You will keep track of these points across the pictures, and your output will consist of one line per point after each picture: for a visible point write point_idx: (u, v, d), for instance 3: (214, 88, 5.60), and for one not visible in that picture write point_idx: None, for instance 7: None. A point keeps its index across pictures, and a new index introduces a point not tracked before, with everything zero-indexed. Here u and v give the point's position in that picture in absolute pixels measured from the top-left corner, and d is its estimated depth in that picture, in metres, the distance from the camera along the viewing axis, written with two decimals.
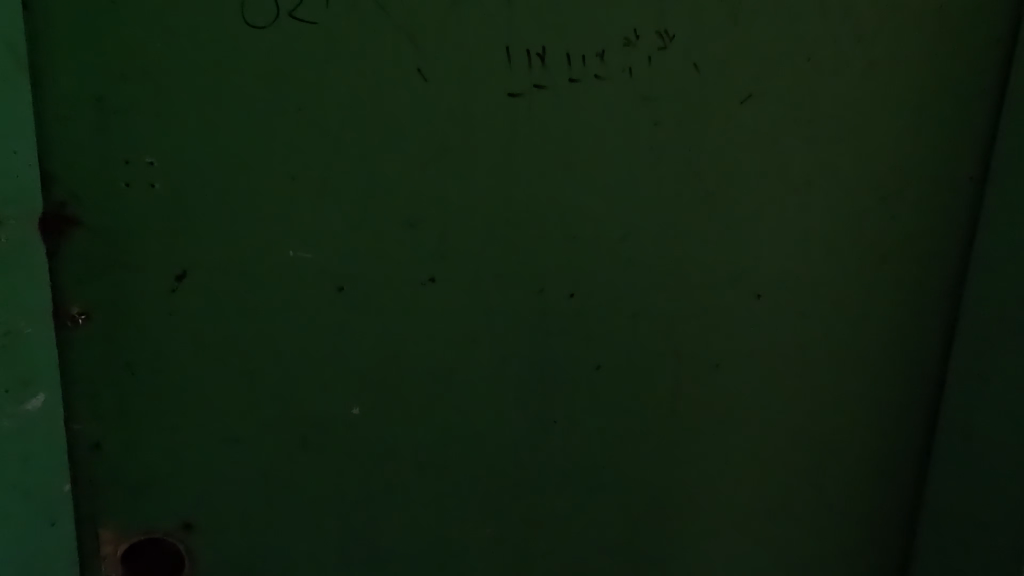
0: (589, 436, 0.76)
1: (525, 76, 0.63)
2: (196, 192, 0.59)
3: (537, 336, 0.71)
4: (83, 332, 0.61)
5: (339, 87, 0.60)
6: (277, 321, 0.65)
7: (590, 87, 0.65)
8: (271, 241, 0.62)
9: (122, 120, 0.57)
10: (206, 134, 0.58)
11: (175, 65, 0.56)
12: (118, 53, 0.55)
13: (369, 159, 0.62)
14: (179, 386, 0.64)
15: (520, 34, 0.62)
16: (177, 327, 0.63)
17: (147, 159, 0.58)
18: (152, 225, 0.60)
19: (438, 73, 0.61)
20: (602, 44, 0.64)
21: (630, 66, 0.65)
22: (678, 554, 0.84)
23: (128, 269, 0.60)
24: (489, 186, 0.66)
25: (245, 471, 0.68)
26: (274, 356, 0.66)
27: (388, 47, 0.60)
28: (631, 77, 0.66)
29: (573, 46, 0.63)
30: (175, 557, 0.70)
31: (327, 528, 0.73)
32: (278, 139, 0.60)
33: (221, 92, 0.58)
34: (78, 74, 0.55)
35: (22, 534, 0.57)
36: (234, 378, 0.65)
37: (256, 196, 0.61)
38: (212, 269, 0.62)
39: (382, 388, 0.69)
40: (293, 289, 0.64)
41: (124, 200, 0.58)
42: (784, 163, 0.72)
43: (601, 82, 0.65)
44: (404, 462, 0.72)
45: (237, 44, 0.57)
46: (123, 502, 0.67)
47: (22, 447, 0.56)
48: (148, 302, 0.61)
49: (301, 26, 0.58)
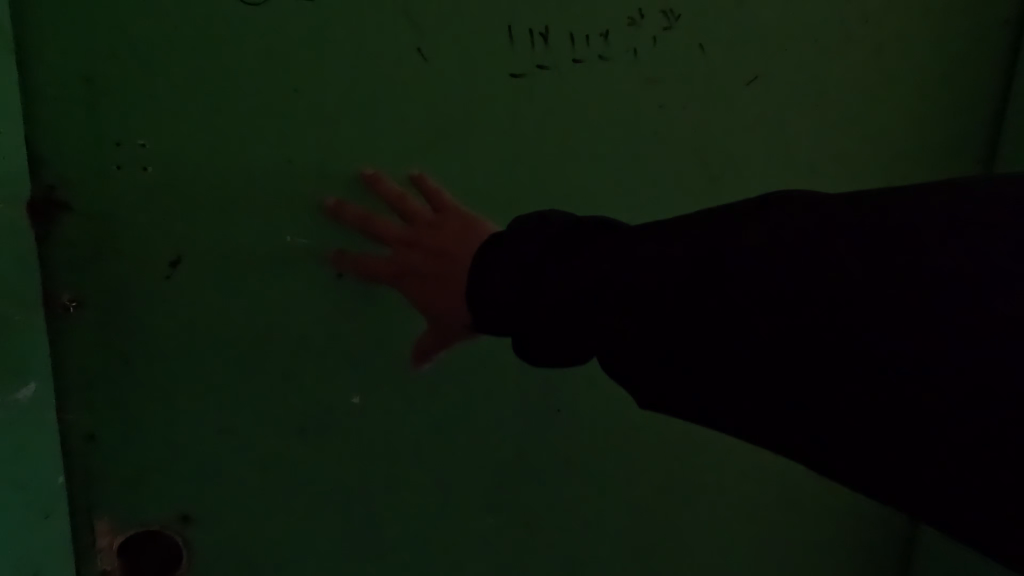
0: (590, 424, 0.77)
1: (527, 57, 0.62)
2: (191, 177, 0.58)
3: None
4: (75, 319, 0.59)
5: (338, 68, 0.58)
6: (275, 309, 0.63)
7: (594, 69, 0.64)
8: (269, 227, 0.61)
9: (113, 99, 0.55)
10: (202, 116, 0.57)
11: (167, 42, 0.54)
12: (107, 29, 0.53)
13: (369, 141, 0.61)
14: (177, 375, 0.63)
15: (522, 14, 0.60)
16: (172, 314, 0.61)
17: (139, 142, 0.56)
18: (145, 209, 0.58)
19: (437, 54, 0.60)
20: (607, 24, 0.63)
21: (634, 47, 0.64)
22: (677, 542, 0.85)
23: (122, 255, 0.59)
24: (490, 170, 0.64)
25: (243, 462, 0.67)
26: (274, 344, 0.64)
27: (386, 25, 0.58)
28: (636, 58, 0.64)
29: (576, 26, 0.62)
30: (172, 548, 0.68)
31: (326, 521, 0.72)
32: (274, 120, 0.58)
33: (215, 73, 0.56)
34: (65, 51, 0.53)
35: (15, 525, 0.56)
36: (233, 368, 0.64)
37: (253, 179, 0.59)
38: (208, 255, 0.60)
39: (382, 376, 0.68)
40: (291, 276, 0.63)
41: (116, 185, 0.57)
42: (790, 147, 0.71)
43: (605, 63, 0.64)
44: (405, 452, 0.72)
45: (231, 23, 0.55)
46: (119, 493, 0.65)
47: (15, 437, 0.55)
48: (144, 289, 0.60)
49: (297, 4, 0.56)
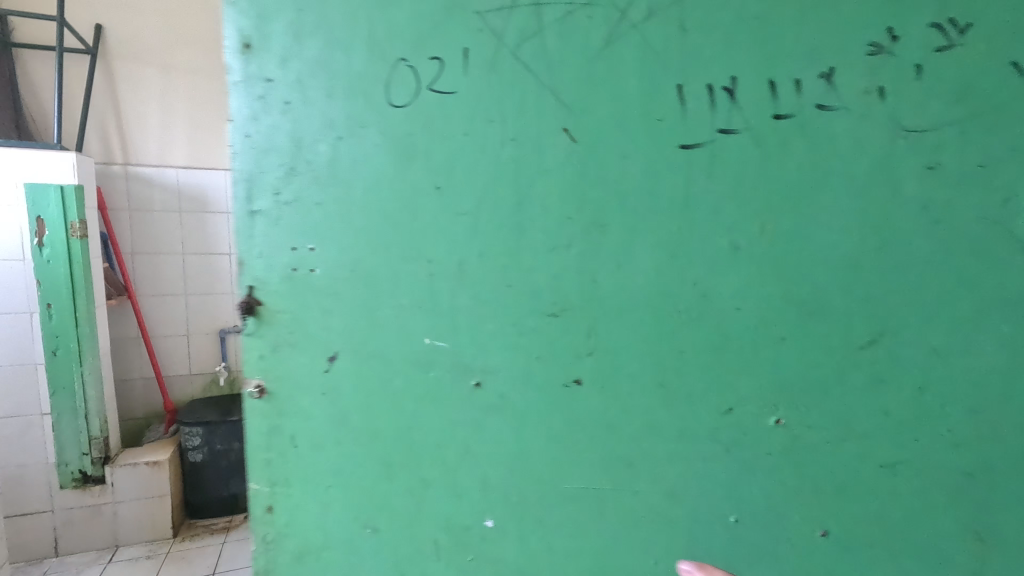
0: None
1: (707, 121, 0.47)
2: (351, 273, 0.49)
3: (726, 463, 0.51)
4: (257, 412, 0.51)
5: (477, 153, 0.47)
6: (430, 432, 0.51)
7: (810, 123, 0.47)
8: (404, 331, 0.49)
9: (294, 195, 0.47)
10: (367, 204, 0.48)
11: (344, 126, 0.47)
12: (287, 124, 0.47)
13: (516, 243, 0.48)
14: (329, 502, 0.52)
15: (693, 70, 0.46)
16: (320, 424, 0.51)
17: (308, 244, 0.48)
18: (325, 310, 0.49)
19: (591, 131, 0.47)
20: (831, 64, 0.47)
21: (876, 88, 0.47)
22: None
23: (292, 360, 0.50)
24: (668, 269, 0.48)
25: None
26: (419, 468, 0.52)
27: (528, 98, 0.47)
28: (886, 101, 0.47)
29: (778, 71, 0.46)
30: None
31: None
32: (412, 225, 0.48)
33: (388, 156, 0.47)
34: (255, 154, 0.47)
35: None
36: (387, 493, 0.52)
37: (399, 287, 0.49)
38: (366, 362, 0.50)
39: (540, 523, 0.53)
40: (436, 393, 0.50)
41: (289, 287, 0.49)
42: None
43: (827, 114, 0.47)
44: None
45: (371, 121, 0.47)
46: None
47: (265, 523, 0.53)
48: (300, 397, 0.50)
49: (438, 96, 0.47)
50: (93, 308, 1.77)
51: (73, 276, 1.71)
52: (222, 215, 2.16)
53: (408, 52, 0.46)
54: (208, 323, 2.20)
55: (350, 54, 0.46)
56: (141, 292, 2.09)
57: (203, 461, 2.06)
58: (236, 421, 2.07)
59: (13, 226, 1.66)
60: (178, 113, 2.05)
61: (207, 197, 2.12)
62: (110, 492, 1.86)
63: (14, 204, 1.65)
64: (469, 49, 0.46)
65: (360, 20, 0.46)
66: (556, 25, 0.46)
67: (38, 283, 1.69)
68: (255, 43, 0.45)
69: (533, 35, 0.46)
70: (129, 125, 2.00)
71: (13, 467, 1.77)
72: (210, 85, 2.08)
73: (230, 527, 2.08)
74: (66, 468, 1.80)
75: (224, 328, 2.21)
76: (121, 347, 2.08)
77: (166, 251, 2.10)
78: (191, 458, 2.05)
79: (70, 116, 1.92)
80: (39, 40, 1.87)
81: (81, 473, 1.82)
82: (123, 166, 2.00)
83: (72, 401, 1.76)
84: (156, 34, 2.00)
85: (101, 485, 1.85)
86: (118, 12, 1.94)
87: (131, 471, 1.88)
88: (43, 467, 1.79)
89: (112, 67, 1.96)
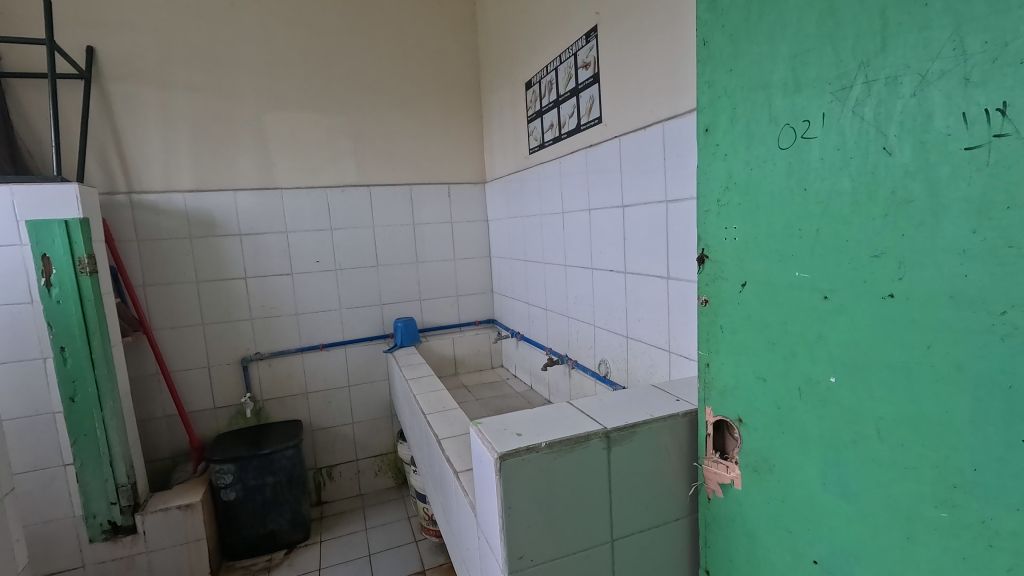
0: None
1: (983, 131, 0.45)
2: (753, 243, 0.70)
3: (993, 491, 0.48)
4: (703, 310, 0.80)
5: (827, 172, 0.58)
6: (794, 360, 0.66)
7: None
8: (786, 274, 0.65)
9: (727, 195, 0.73)
10: (763, 201, 0.67)
11: (757, 150, 0.67)
12: (714, 150, 0.74)
13: (852, 239, 0.57)
14: (746, 380, 0.74)
15: (979, 80, 0.45)
16: (741, 319, 0.73)
17: (730, 227, 0.73)
18: (740, 265, 0.72)
19: (907, 146, 0.51)
20: None
21: None
22: None
23: (721, 281, 0.76)
24: (953, 285, 0.48)
25: (761, 456, 0.74)
26: (793, 346, 0.66)
27: (864, 126, 0.54)
28: None
29: None
30: (725, 516, 0.83)
31: (803, 555, 0.69)
32: (797, 216, 0.62)
33: (781, 164, 0.64)
34: (706, 172, 0.76)
35: (702, 442, 0.87)
36: (772, 362, 0.69)
37: (788, 256, 0.64)
38: (762, 292, 0.69)
39: (850, 458, 0.60)
40: (802, 330, 0.64)
41: (722, 247, 0.75)
42: None
43: None
44: (875, 549, 0.60)
45: (761, 152, 0.66)
46: (719, 469, 0.83)
47: (704, 378, 0.83)
48: (721, 308, 0.77)
49: (803, 136, 0.61)
50: (110, 350, 1.65)
51: (87, 315, 1.59)
52: (235, 239, 2.04)
53: (794, 98, 0.61)
54: (227, 353, 2.09)
55: (751, 100, 0.67)
56: (156, 327, 1.98)
57: (236, 499, 1.95)
58: (266, 455, 1.96)
59: (18, 268, 1.55)
60: (182, 135, 1.94)
61: (215, 221, 2.01)
62: (143, 542, 1.74)
63: (15, 243, 1.54)
64: (827, 114, 0.58)
65: (772, 85, 0.64)
66: (882, 78, 0.52)
67: (49, 327, 1.56)
68: (709, 107, 0.74)
69: (864, 99, 0.54)
70: (130, 149, 1.88)
71: (39, 524, 1.66)
72: (213, 102, 1.97)
73: (271, 567, 1.96)
74: (94, 521, 1.68)
75: (244, 357, 2.10)
76: (137, 385, 1.96)
77: (180, 282, 1.99)
78: (224, 497, 1.94)
79: (67, 146, 1.81)
80: (33, 69, 1.76)
81: (111, 525, 1.70)
82: (127, 196, 1.88)
83: (97, 447, 1.63)
84: (150, 52, 1.88)
85: (132, 535, 1.73)
86: (110, 33, 1.83)
87: (163, 517, 1.76)
88: (71, 522, 1.69)
89: (110, 93, 1.84)
